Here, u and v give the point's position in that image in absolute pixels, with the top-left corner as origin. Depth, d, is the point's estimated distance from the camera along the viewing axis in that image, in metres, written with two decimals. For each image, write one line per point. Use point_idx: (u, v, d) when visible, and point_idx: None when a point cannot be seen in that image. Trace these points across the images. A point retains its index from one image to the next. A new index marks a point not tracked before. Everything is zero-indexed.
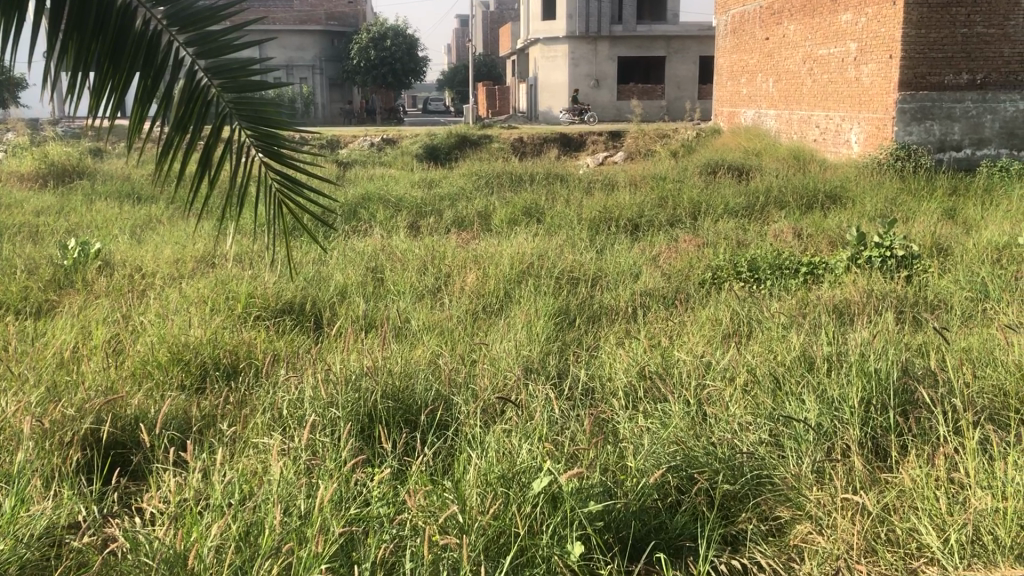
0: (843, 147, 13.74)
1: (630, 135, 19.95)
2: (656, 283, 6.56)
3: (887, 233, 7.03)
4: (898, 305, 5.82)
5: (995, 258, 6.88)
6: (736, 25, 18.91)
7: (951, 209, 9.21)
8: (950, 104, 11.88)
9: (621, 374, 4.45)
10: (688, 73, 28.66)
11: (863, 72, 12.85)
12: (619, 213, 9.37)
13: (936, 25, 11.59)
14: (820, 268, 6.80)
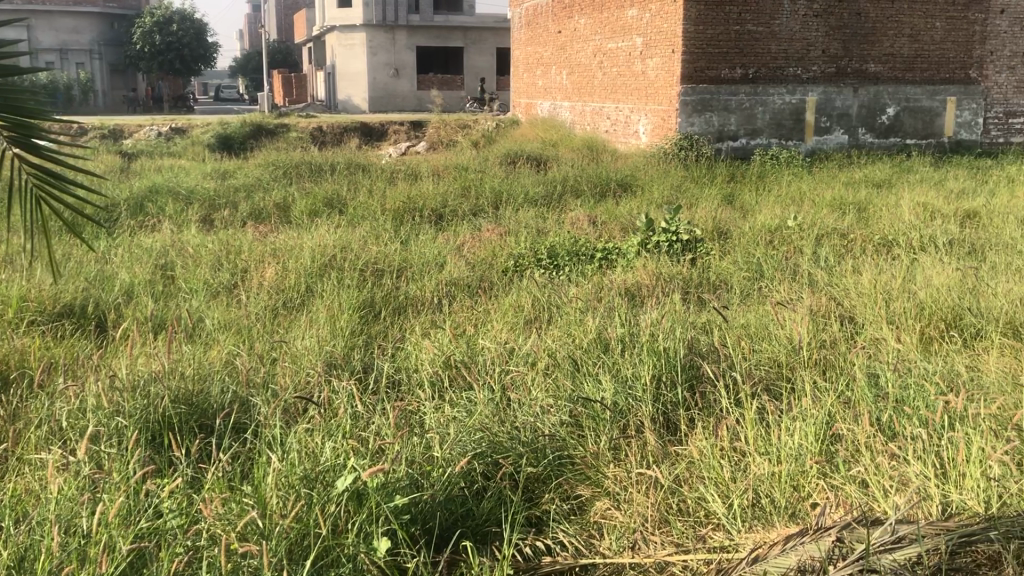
0: (632, 138, 14.38)
1: (431, 124, 19.97)
2: (460, 273, 6.61)
3: (673, 218, 7.42)
4: (684, 286, 6.17)
5: (768, 240, 7.43)
6: (530, 18, 19.34)
7: (730, 194, 9.87)
8: (726, 97, 12.70)
9: (426, 364, 4.45)
10: (486, 64, 29.08)
11: (648, 65, 13.49)
12: (422, 203, 9.36)
13: (712, 22, 12.35)
14: (614, 254, 7.10)
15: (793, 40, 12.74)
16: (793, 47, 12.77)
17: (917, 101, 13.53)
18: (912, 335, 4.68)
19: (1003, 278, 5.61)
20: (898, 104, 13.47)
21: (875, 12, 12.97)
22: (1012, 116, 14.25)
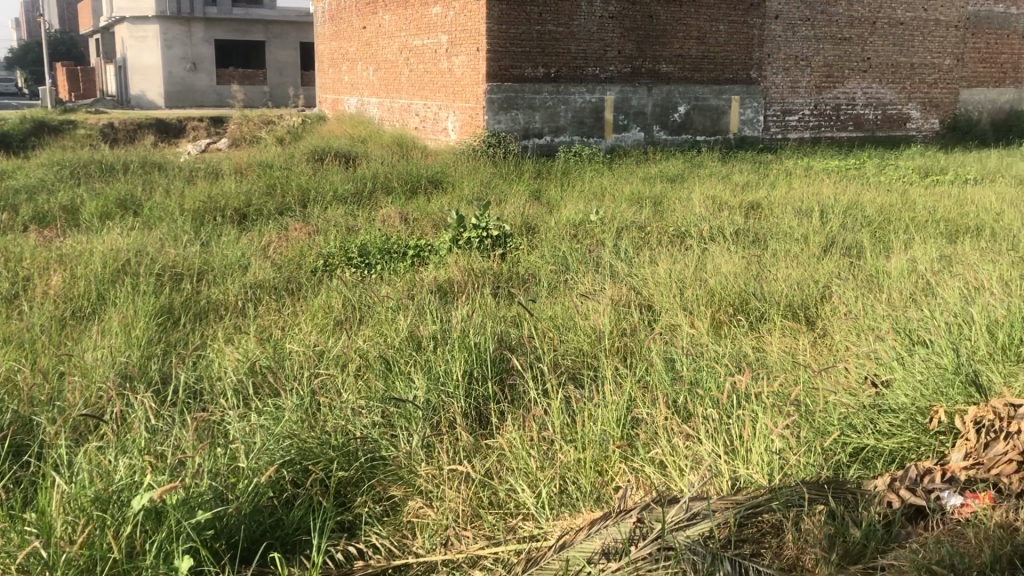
0: (441, 135, 14.44)
1: (233, 121, 19.19)
2: (266, 274, 6.39)
3: (482, 214, 7.50)
4: (494, 281, 6.25)
5: (573, 234, 7.66)
6: (334, 13, 18.99)
7: (536, 190, 10.10)
8: (530, 95, 12.98)
9: (230, 372, 4.27)
10: (289, 59, 28.31)
11: (454, 63, 13.57)
12: (225, 203, 8.99)
13: (514, 21, 12.60)
14: (425, 251, 7.10)
15: (591, 41, 13.23)
16: (592, 48, 13.26)
17: (705, 100, 14.38)
18: (705, 321, 5.01)
19: (782, 265, 6.06)
20: (689, 103, 14.25)
21: (665, 15, 13.66)
22: (789, 114, 15.40)
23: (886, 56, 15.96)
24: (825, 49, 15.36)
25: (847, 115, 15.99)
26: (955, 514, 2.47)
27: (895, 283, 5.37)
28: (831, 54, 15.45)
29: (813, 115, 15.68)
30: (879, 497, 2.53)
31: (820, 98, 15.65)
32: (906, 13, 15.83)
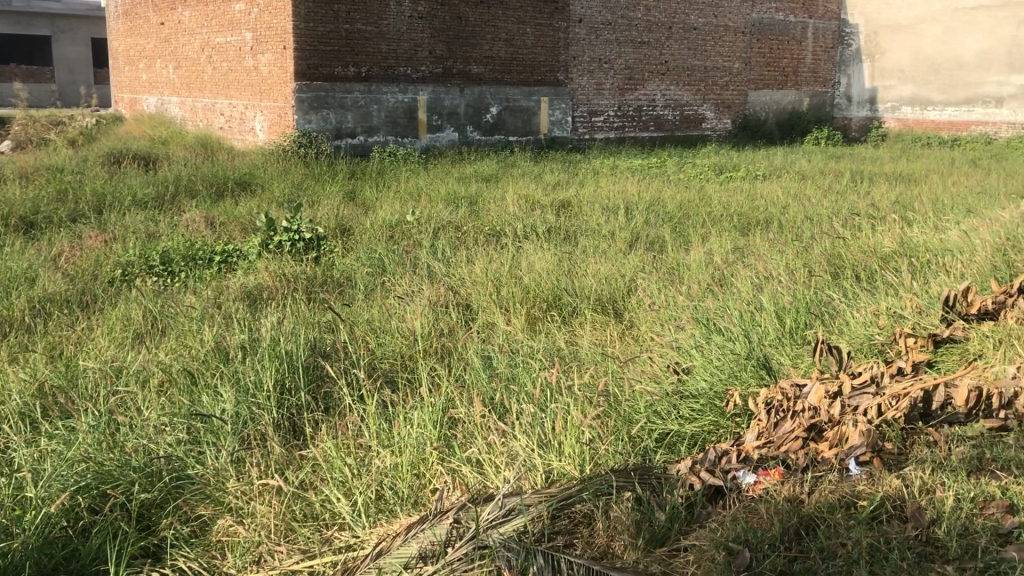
0: (249, 135, 13.93)
1: (15, 121, 17.72)
2: (57, 287, 5.92)
3: (294, 217, 7.30)
4: (308, 286, 6.08)
5: (388, 235, 7.60)
6: (127, 7, 17.92)
7: (350, 191, 9.93)
8: (341, 95, 12.74)
9: (15, 395, 3.91)
10: (79, 56, 26.52)
11: (260, 61, 13.12)
12: (8, 210, 8.26)
13: (321, 20, 12.33)
14: (234, 257, 6.82)
15: (401, 40, 13.16)
16: (402, 48, 13.19)
17: (515, 101, 14.66)
18: (520, 318, 5.10)
19: (592, 260, 6.25)
20: (500, 104, 14.48)
21: (473, 17, 13.80)
22: (595, 114, 15.94)
23: (681, 60, 16.85)
24: (627, 52, 16.01)
25: (648, 116, 16.74)
26: (749, 491, 2.61)
27: (695, 275, 5.66)
28: (632, 57, 16.11)
29: (618, 116, 16.31)
30: (682, 481, 2.64)
31: (623, 100, 16.29)
32: (698, 19, 16.76)
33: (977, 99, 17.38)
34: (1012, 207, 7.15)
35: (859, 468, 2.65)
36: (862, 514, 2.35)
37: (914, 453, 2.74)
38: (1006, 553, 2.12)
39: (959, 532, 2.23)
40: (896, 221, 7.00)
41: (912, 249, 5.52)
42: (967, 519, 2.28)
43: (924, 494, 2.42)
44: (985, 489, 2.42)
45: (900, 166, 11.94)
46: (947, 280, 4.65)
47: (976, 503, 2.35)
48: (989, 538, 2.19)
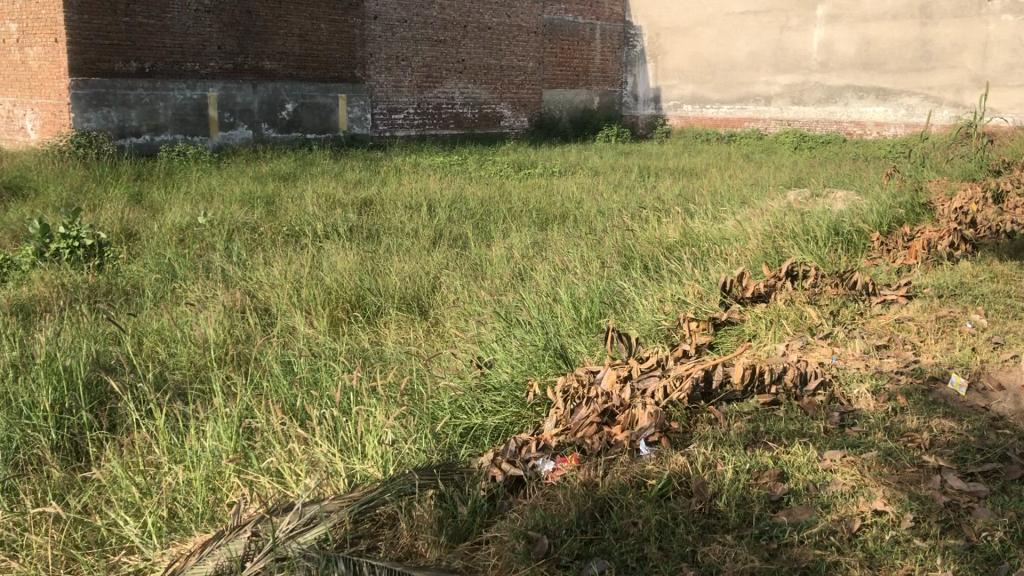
0: (18, 135, 12.81)
1: None
2: None
3: (73, 222, 6.69)
4: (91, 296, 5.65)
5: (179, 239, 7.20)
6: None
7: (136, 194, 9.32)
8: (123, 91, 11.95)
9: None
10: None
11: (27, 55, 12.03)
12: None
13: (97, 11, 11.51)
14: (3, 268, 6.24)
15: (187, 35, 12.55)
16: (188, 42, 12.58)
17: (312, 98, 14.32)
18: (321, 320, 4.98)
19: (395, 259, 6.20)
20: (296, 101, 14.10)
21: (264, 11, 13.39)
22: (394, 112, 15.83)
23: (477, 59, 17.06)
24: (423, 50, 16.01)
25: (447, 113, 16.81)
26: (548, 479, 2.66)
27: (496, 269, 5.74)
28: (428, 55, 16.13)
29: (417, 114, 16.29)
30: (484, 474, 2.66)
31: (422, 97, 16.28)
32: (493, 19, 17.02)
33: (749, 97, 18.52)
34: (781, 197, 7.76)
35: (649, 448, 2.76)
36: (652, 493, 2.45)
37: (698, 430, 2.89)
38: (778, 518, 2.28)
39: (738, 502, 2.38)
40: (681, 213, 7.42)
41: (695, 238, 5.85)
42: (743, 490, 2.44)
43: (706, 468, 2.57)
44: (759, 459, 2.60)
45: (683, 161, 12.69)
46: (726, 267, 4.97)
47: (752, 474, 2.53)
48: (764, 506, 2.36)
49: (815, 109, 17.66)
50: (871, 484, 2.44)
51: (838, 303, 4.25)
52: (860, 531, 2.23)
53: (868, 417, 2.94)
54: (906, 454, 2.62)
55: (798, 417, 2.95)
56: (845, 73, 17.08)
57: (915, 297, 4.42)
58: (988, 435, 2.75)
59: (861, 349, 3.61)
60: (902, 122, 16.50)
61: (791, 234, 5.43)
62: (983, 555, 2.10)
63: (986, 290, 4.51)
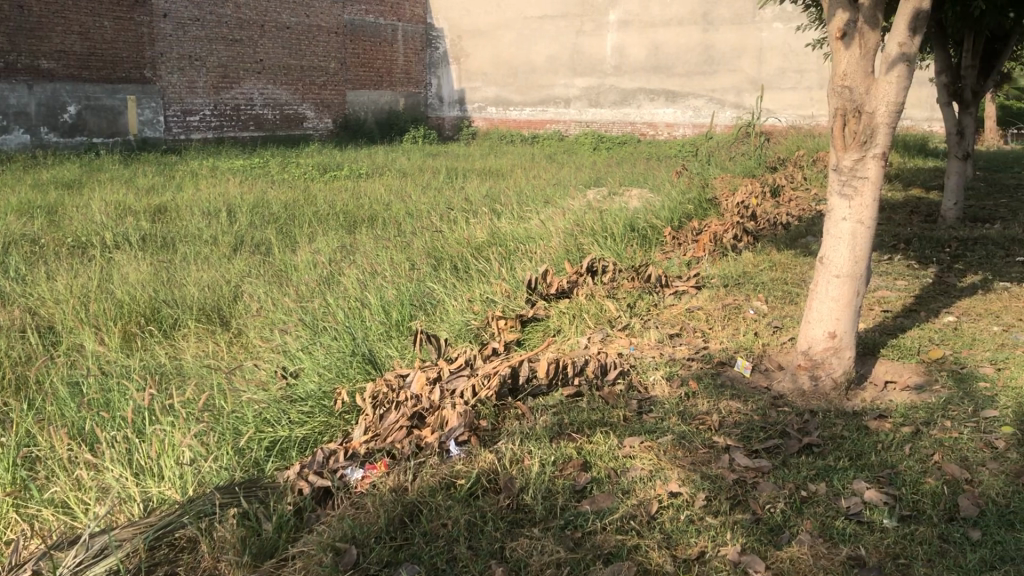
0: None
1: None
2: None
3: None
4: None
5: None
6: None
7: None
8: None
9: None
10: None
11: None
12: None
13: None
14: None
15: None
16: None
17: (97, 99, 13.42)
18: (112, 336, 4.65)
19: (194, 268, 5.90)
20: (79, 103, 13.21)
21: (38, 6, 12.53)
22: (190, 114, 15.08)
23: (276, 59, 16.54)
24: (218, 50, 15.34)
25: (247, 115, 16.21)
26: (357, 488, 2.60)
27: (302, 276, 5.57)
28: (224, 55, 15.49)
29: (215, 116, 15.59)
30: (290, 486, 2.57)
31: (219, 98, 15.61)
32: (291, 18, 16.57)
33: (549, 100, 19.05)
34: (582, 196, 8.04)
35: (459, 448, 2.76)
36: (460, 493, 2.46)
37: (506, 427, 2.92)
38: (582, 508, 2.35)
39: (544, 495, 2.43)
40: (487, 213, 7.53)
41: (501, 238, 5.93)
42: (549, 482, 2.49)
43: (514, 464, 2.60)
44: (564, 451, 2.67)
45: (488, 162, 12.90)
46: (530, 265, 5.08)
47: (557, 466, 2.59)
48: (568, 496, 2.42)
49: (611, 111, 18.41)
50: (667, 467, 2.56)
51: (635, 295, 4.44)
52: (658, 513, 2.33)
53: (664, 403, 3.08)
54: (699, 436, 2.77)
55: (600, 407, 3.05)
56: (637, 76, 17.96)
57: (704, 287, 4.70)
58: (769, 413, 2.96)
59: (656, 338, 3.79)
60: (690, 123, 17.60)
61: (590, 231, 5.62)
62: (767, 525, 2.25)
63: (767, 278, 4.86)
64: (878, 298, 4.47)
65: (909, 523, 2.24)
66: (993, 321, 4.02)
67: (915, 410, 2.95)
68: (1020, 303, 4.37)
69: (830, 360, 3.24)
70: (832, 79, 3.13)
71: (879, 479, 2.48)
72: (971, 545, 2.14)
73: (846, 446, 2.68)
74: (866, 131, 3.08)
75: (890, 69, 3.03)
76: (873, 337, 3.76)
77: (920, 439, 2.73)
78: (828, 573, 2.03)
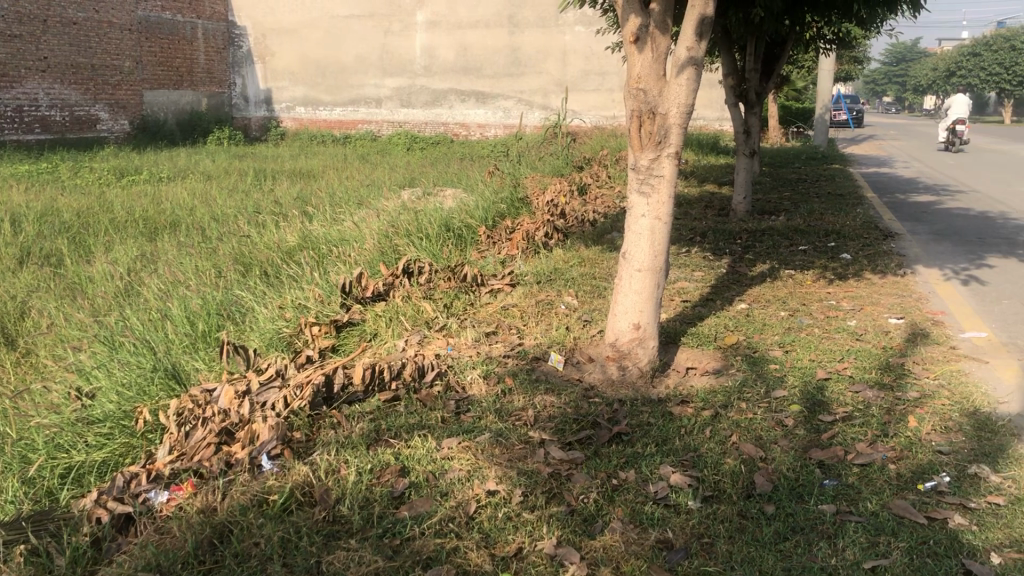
0: None
1: None
2: None
3: None
4: None
5: None
6: None
7: None
8: None
9: None
10: None
11: None
12: None
13: None
14: None
15: None
16: None
17: None
18: None
19: None
20: None
21: None
22: None
23: (63, 57, 15.41)
24: None
25: (31, 117, 14.98)
26: (161, 511, 2.45)
27: (96, 288, 5.19)
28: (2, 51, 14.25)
29: None
30: (87, 517, 2.38)
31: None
32: (78, 14, 15.48)
33: (360, 100, 18.80)
34: (394, 197, 8.00)
35: (272, 462, 2.66)
36: (274, 509, 2.37)
37: (321, 437, 2.84)
38: (400, 514, 2.32)
39: (361, 505, 2.38)
40: (298, 216, 7.32)
41: (313, 241, 5.77)
42: (367, 490, 2.45)
43: (329, 475, 2.54)
44: (381, 458, 2.63)
45: (297, 163, 12.55)
46: (344, 268, 4.97)
47: (374, 473, 2.55)
48: (386, 504, 2.39)
49: (422, 111, 18.43)
50: (484, 466, 2.58)
51: (451, 295, 4.44)
52: (476, 512, 2.34)
53: (481, 401, 3.11)
54: (514, 433, 2.81)
55: (418, 410, 3.03)
56: (447, 77, 18.10)
57: (518, 285, 4.79)
58: (582, 405, 3.04)
59: (472, 337, 3.81)
60: (500, 124, 17.99)
61: (405, 232, 5.56)
62: (581, 516, 2.31)
63: (576, 274, 5.01)
64: (678, 289, 4.71)
65: (711, 503, 2.37)
66: (780, 306, 4.33)
67: (714, 394, 3.13)
68: (802, 288, 4.74)
69: (636, 351, 3.37)
70: (628, 81, 3.25)
71: (684, 462, 2.60)
72: (766, 519, 2.29)
73: (653, 433, 2.80)
74: (661, 131, 3.23)
75: (680, 71, 3.20)
76: (674, 326, 3.96)
77: (719, 422, 2.89)
78: (639, 558, 2.11)
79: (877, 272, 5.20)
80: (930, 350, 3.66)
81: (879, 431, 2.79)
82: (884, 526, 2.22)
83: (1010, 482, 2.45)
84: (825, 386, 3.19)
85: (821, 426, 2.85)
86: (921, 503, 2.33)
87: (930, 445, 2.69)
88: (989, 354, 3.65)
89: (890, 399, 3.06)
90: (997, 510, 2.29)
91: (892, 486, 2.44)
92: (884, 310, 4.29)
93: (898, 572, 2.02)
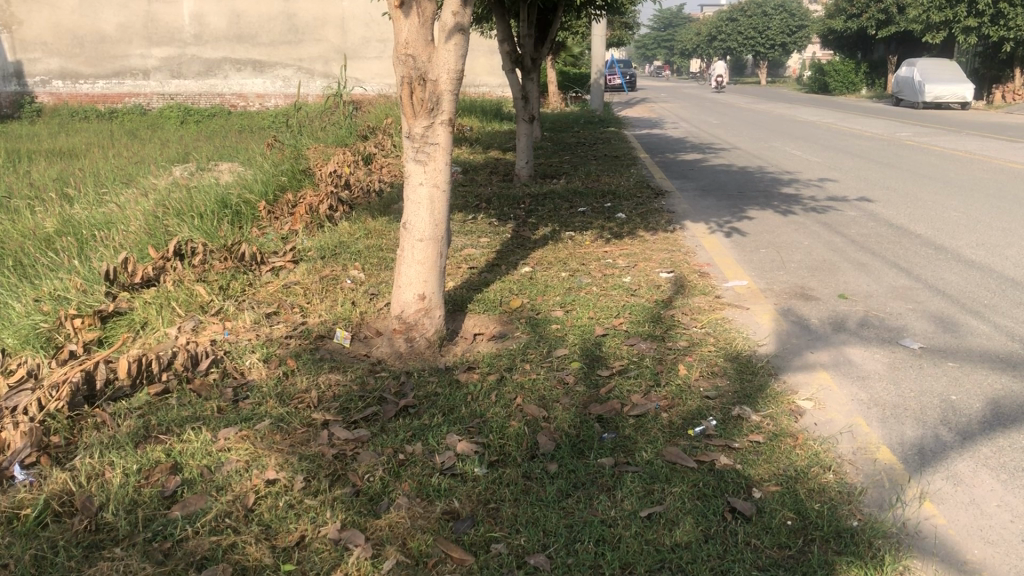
0: None
1: None
2: None
3: None
4: None
5: None
6: None
7: None
8: None
9: None
10: None
11: None
12: None
13: None
14: None
15: None
16: None
17: None
18: None
19: None
20: None
21: None
22: None
23: None
24: None
25: None
26: None
27: None
28: None
29: None
30: None
31: None
32: None
33: (125, 71, 17.44)
34: (166, 174, 7.52)
35: (26, 472, 2.42)
36: (26, 525, 2.16)
37: (82, 439, 2.61)
38: (171, 515, 2.18)
39: (127, 509, 2.22)
40: (57, 199, 6.73)
41: (75, 225, 5.28)
42: (132, 493, 2.28)
43: (91, 480, 2.35)
44: (150, 456, 2.46)
45: (55, 142, 11.49)
46: (108, 253, 4.58)
47: (142, 473, 2.38)
48: (155, 505, 2.23)
49: (195, 83, 17.49)
50: (264, 454, 2.47)
51: (228, 277, 4.21)
52: (255, 504, 2.24)
53: (261, 387, 2.98)
54: (296, 416, 2.72)
55: (193, 401, 2.87)
56: (219, 45, 17.34)
57: (301, 261, 4.63)
58: (367, 381, 2.99)
59: (251, 320, 3.64)
60: (280, 93, 17.53)
61: (176, 212, 5.22)
62: (366, 496, 2.27)
63: (361, 246, 4.92)
64: (464, 256, 4.72)
65: (496, 468, 2.40)
66: (562, 267, 4.44)
67: (499, 358, 3.16)
68: (581, 249, 4.88)
69: (422, 321, 3.35)
70: (395, 46, 3.15)
71: (469, 430, 2.61)
72: (549, 477, 2.34)
73: (440, 402, 2.79)
74: (432, 97, 3.18)
75: (448, 37, 3.17)
76: (461, 293, 3.96)
77: (504, 385, 2.93)
78: (425, 532, 2.10)
79: (650, 228, 5.46)
80: (698, 299, 3.88)
81: (653, 381, 2.92)
82: (658, 474, 2.32)
83: (768, 420, 2.64)
84: (603, 341, 3.31)
85: (600, 381, 2.96)
86: (691, 448, 2.47)
87: (698, 391, 2.85)
88: (749, 300, 3.92)
89: (662, 349, 3.22)
90: (757, 447, 2.46)
91: (664, 434, 2.56)
92: (656, 265, 4.49)
93: (672, 516, 2.13)
